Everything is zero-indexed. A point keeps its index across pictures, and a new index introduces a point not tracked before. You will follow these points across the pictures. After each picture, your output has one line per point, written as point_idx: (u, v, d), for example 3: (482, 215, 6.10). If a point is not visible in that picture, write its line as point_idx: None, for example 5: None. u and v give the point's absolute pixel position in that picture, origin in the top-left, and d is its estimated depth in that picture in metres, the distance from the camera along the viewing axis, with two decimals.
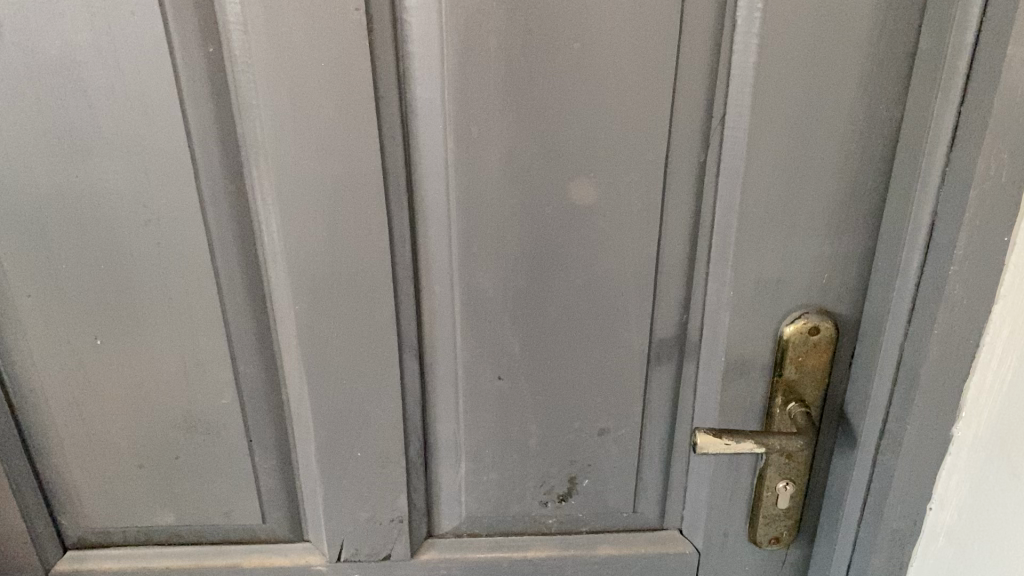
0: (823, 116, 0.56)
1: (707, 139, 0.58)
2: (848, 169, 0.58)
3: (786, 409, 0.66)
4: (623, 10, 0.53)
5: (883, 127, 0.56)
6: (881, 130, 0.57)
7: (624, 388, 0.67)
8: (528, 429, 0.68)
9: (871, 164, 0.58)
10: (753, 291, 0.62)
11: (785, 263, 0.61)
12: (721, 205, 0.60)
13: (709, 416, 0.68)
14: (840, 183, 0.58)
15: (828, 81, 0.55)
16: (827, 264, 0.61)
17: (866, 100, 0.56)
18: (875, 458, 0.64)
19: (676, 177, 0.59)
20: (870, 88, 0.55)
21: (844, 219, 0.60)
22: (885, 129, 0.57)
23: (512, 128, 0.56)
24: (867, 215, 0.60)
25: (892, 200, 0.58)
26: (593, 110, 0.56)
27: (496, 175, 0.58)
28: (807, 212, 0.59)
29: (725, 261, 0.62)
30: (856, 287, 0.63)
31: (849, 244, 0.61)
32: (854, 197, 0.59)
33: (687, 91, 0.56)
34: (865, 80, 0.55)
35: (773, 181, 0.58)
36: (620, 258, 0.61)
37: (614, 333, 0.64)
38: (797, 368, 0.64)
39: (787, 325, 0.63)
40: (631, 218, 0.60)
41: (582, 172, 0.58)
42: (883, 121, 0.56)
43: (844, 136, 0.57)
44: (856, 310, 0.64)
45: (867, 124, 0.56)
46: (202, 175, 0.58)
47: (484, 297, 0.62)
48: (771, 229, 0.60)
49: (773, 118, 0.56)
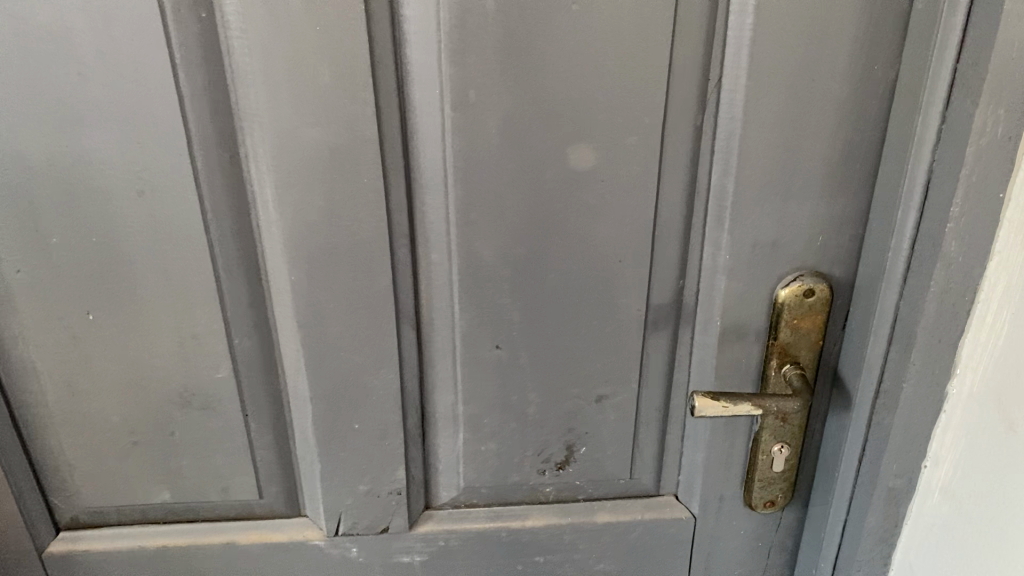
0: (818, 77, 0.56)
1: (704, 102, 0.58)
2: (843, 130, 0.58)
3: (782, 371, 0.67)
4: None
5: (877, 87, 0.57)
6: (875, 90, 0.57)
7: (622, 354, 0.67)
8: (527, 398, 0.68)
9: (865, 124, 0.58)
10: (748, 254, 0.63)
11: (781, 226, 0.62)
12: (718, 169, 0.60)
13: (705, 380, 0.69)
14: (835, 145, 0.59)
15: (823, 42, 0.55)
16: (822, 226, 0.62)
17: (861, 60, 0.56)
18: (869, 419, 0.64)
19: (673, 141, 0.59)
20: (865, 49, 0.56)
21: (840, 180, 0.60)
22: (879, 89, 0.57)
23: (511, 92, 0.56)
24: (862, 177, 0.60)
25: (887, 160, 0.59)
26: (591, 74, 0.56)
27: (495, 142, 0.57)
28: (803, 174, 0.60)
29: (722, 225, 0.62)
30: (851, 250, 0.63)
31: (844, 207, 0.61)
32: (849, 160, 0.59)
33: (685, 53, 0.56)
34: (860, 40, 0.55)
35: (770, 143, 0.58)
36: (619, 224, 0.61)
37: (611, 299, 0.65)
38: (793, 330, 0.65)
39: (783, 288, 0.64)
40: (630, 182, 0.60)
41: (580, 137, 0.58)
42: (877, 81, 0.57)
43: (840, 98, 0.57)
44: (850, 272, 0.64)
45: (863, 86, 0.57)
46: (195, 144, 0.57)
47: (482, 265, 0.62)
48: (767, 191, 0.60)
49: (770, 80, 0.56)
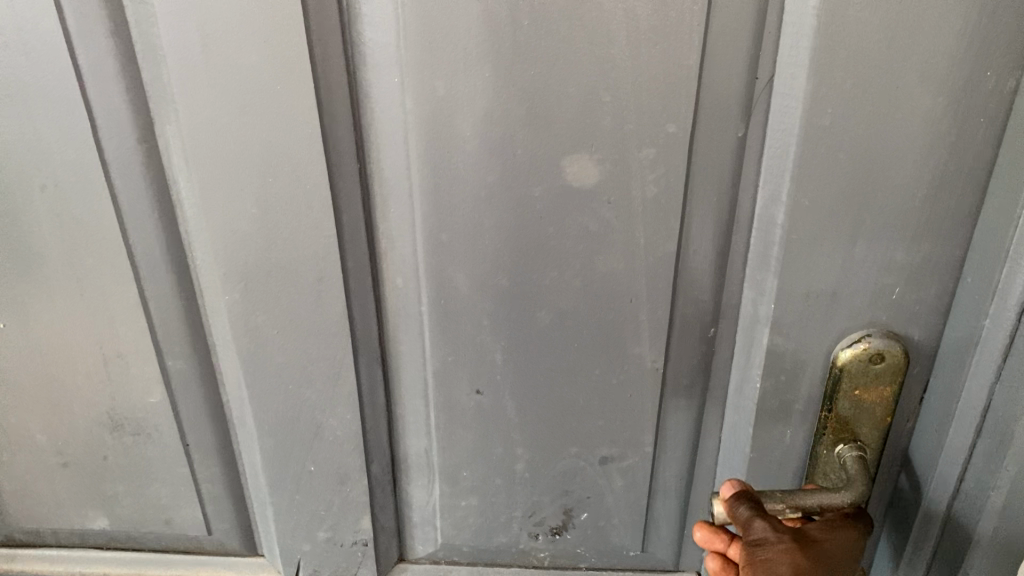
0: (907, 83, 0.41)
1: (749, 109, 0.44)
2: (936, 154, 0.43)
3: (837, 451, 0.52)
4: None
5: (988, 100, 0.42)
6: (985, 105, 0.42)
7: (632, 412, 0.54)
8: (515, 452, 0.56)
9: (967, 149, 0.43)
10: (799, 304, 0.49)
11: (843, 273, 0.47)
12: (763, 195, 0.46)
13: (739, 449, 0.55)
14: (924, 173, 0.44)
15: (916, 36, 0.40)
16: (900, 275, 0.47)
17: (968, 62, 0.41)
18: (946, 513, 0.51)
19: (703, 157, 0.46)
20: (975, 45, 0.40)
21: (927, 219, 0.45)
22: (991, 104, 0.42)
23: (490, 84, 0.43)
24: (960, 218, 0.45)
25: (997, 196, 0.44)
26: (595, 65, 0.42)
27: (470, 146, 0.45)
28: (879, 208, 0.45)
29: (767, 266, 0.48)
30: (939, 309, 0.48)
31: (931, 253, 0.46)
32: (943, 195, 0.44)
33: (723, 43, 0.42)
34: (969, 34, 0.40)
35: (833, 165, 0.44)
36: (630, 257, 0.48)
37: (620, 348, 0.51)
38: (854, 403, 0.50)
39: (844, 349, 0.50)
40: (644, 207, 0.46)
41: (581, 145, 0.45)
42: (989, 93, 0.41)
43: (935, 112, 0.42)
44: (933, 336, 0.49)
45: (968, 97, 0.42)
46: (102, 132, 0.46)
47: (458, 295, 0.50)
48: (828, 227, 0.46)
49: (838, 84, 0.42)
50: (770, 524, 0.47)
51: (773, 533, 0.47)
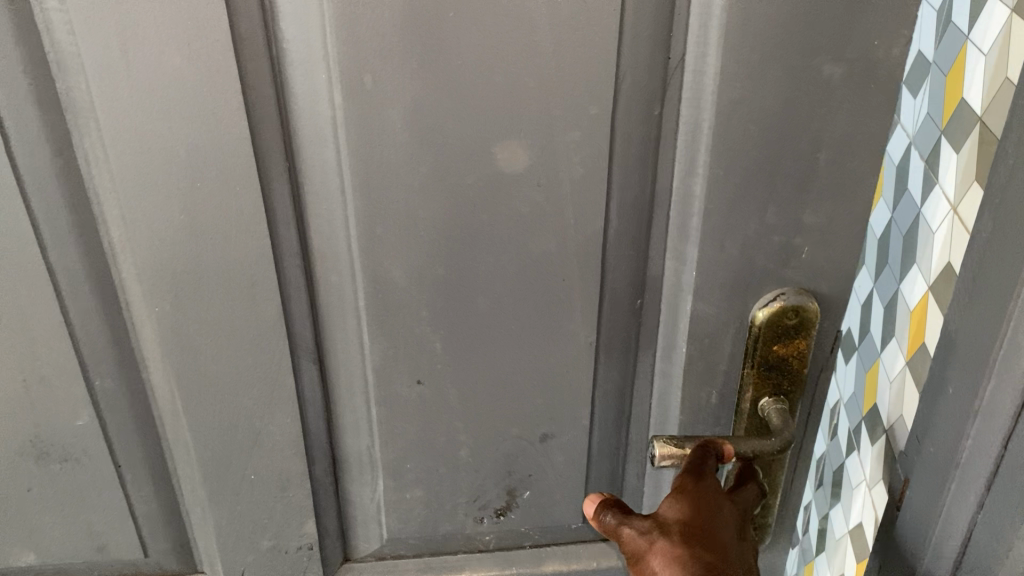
0: (804, 55, 0.45)
1: (664, 87, 0.47)
2: (832, 119, 0.47)
3: (759, 405, 0.56)
4: None
5: (876, 68, 0.46)
6: (873, 72, 0.46)
7: (568, 390, 0.56)
8: (457, 439, 0.57)
9: (858, 113, 0.47)
10: (719, 269, 0.52)
11: (757, 236, 0.51)
12: (681, 168, 0.49)
13: (669, 414, 0.58)
14: (822, 137, 0.48)
15: (811, 11, 0.44)
16: (806, 235, 0.51)
17: (856, 34, 0.45)
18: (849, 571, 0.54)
19: (624, 136, 0.48)
20: (862, 18, 0.44)
21: (828, 179, 0.49)
22: (878, 71, 0.46)
23: (416, 77, 0.44)
24: (860, 175, 0.49)
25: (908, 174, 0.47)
26: (520, 53, 0.44)
27: (400, 138, 0.46)
28: (784, 173, 0.49)
29: (687, 236, 0.51)
30: (844, 261, 0.53)
31: (831, 212, 0.51)
32: (840, 156, 0.49)
33: (638, 25, 0.45)
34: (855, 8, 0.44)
35: (743, 136, 0.47)
36: (561, 239, 0.50)
37: (555, 328, 0.53)
38: (773, 359, 0.55)
39: (760, 310, 0.53)
40: (571, 190, 0.48)
41: (509, 132, 0.46)
42: (876, 61, 0.46)
43: (830, 82, 0.46)
44: (837, 288, 0.54)
45: (859, 64, 0.46)
46: (14, 145, 0.44)
47: (394, 288, 0.51)
48: (741, 195, 0.49)
49: (744, 60, 0.45)
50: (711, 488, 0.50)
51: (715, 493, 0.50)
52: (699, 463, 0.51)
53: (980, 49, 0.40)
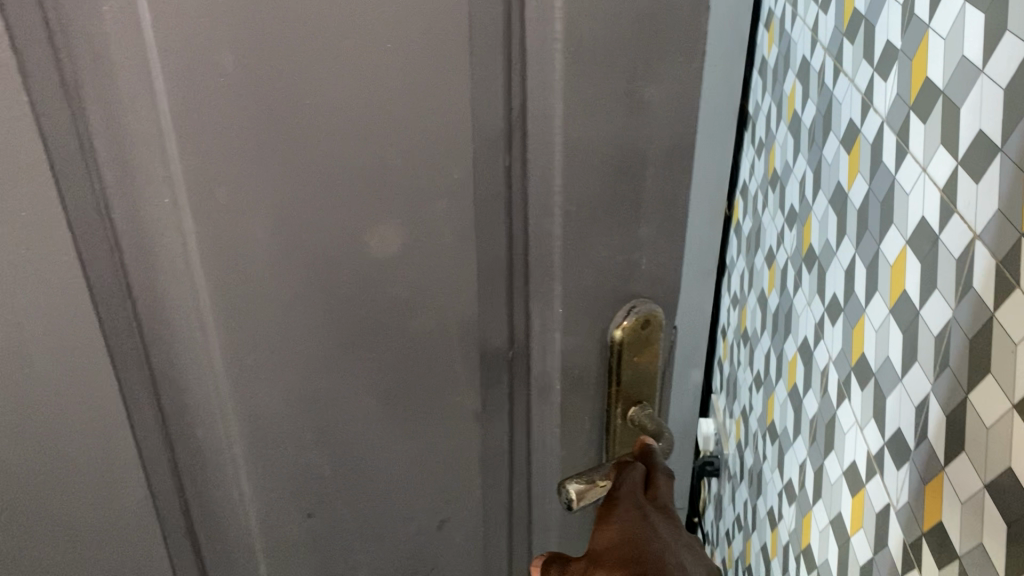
0: (637, 87, 0.46)
1: (510, 137, 0.46)
2: (664, 142, 0.49)
3: (628, 416, 0.57)
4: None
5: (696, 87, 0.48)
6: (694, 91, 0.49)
7: (462, 471, 0.53)
8: (354, 556, 0.52)
9: (685, 130, 0.50)
10: (580, 299, 0.52)
11: (610, 262, 0.52)
12: (535, 213, 0.48)
13: (553, 456, 0.57)
14: (656, 160, 0.50)
15: (640, 45, 0.45)
16: (650, 251, 0.53)
17: (678, 60, 0.47)
18: (874, 559, 0.57)
19: (481, 195, 0.46)
20: (681, 45, 0.46)
21: (665, 197, 0.52)
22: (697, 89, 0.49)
23: (274, 179, 0.39)
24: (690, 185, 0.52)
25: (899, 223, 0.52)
26: (381, 133, 0.40)
27: (262, 248, 0.40)
28: (628, 198, 0.50)
29: (549, 277, 0.51)
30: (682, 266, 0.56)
31: (669, 226, 0.53)
32: (673, 173, 0.51)
33: (484, 82, 0.43)
34: (677, 36, 0.46)
35: (589, 170, 0.48)
36: (441, 316, 0.47)
37: (444, 411, 0.50)
38: (634, 370, 0.56)
39: (617, 328, 0.54)
40: (445, 264, 0.45)
41: (380, 215, 0.42)
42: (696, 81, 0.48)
43: (659, 108, 0.48)
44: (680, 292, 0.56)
45: (680, 87, 0.48)
46: None
47: (273, 417, 0.45)
48: (591, 225, 0.50)
49: (583, 98, 0.45)
50: (634, 503, 0.51)
51: (638, 507, 0.51)
52: (611, 489, 0.53)
53: (942, 34, 0.46)
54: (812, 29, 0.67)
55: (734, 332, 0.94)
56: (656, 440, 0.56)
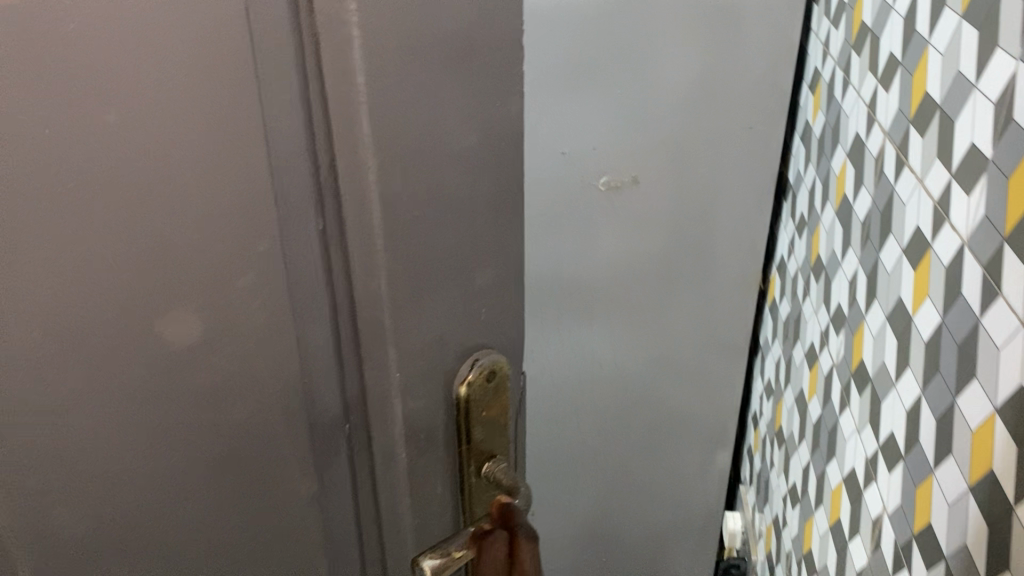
0: (446, 136, 0.44)
1: (320, 199, 0.41)
2: (479, 190, 0.47)
3: (483, 473, 0.54)
4: (169, 56, 0.34)
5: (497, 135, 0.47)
6: (497, 139, 0.47)
7: (302, 557, 0.48)
8: None
9: (494, 177, 0.48)
10: (416, 361, 0.49)
11: (444, 317, 0.49)
12: (361, 275, 0.44)
13: (403, 524, 0.53)
14: (474, 210, 0.48)
15: (442, 95, 0.43)
16: (480, 302, 0.51)
17: (479, 109, 0.45)
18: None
19: (295, 264, 0.42)
20: (479, 96, 0.45)
21: (486, 246, 0.49)
22: (499, 137, 0.48)
23: (31, 273, 0.33)
24: (507, 225, 0.51)
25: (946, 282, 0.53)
26: (161, 209, 0.36)
27: (25, 353, 0.34)
28: (455, 250, 0.48)
29: (385, 338, 0.47)
30: (510, 310, 0.54)
31: (494, 275, 0.51)
32: (490, 222, 0.49)
33: (283, 144, 0.39)
34: (472, 88, 0.45)
35: (412, 225, 0.45)
36: (262, 394, 0.43)
37: (276, 497, 0.45)
38: (484, 425, 0.53)
39: (461, 385, 0.51)
40: (257, 338, 0.41)
41: (172, 300, 0.37)
42: (497, 127, 0.47)
43: (468, 157, 0.46)
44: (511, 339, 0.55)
45: (485, 136, 0.46)
46: None
47: (72, 547, 0.38)
48: (421, 282, 0.46)
49: (396, 151, 0.42)
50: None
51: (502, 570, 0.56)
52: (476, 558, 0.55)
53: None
54: (867, 102, 0.69)
55: (778, 360, 0.97)
56: (513, 497, 0.55)
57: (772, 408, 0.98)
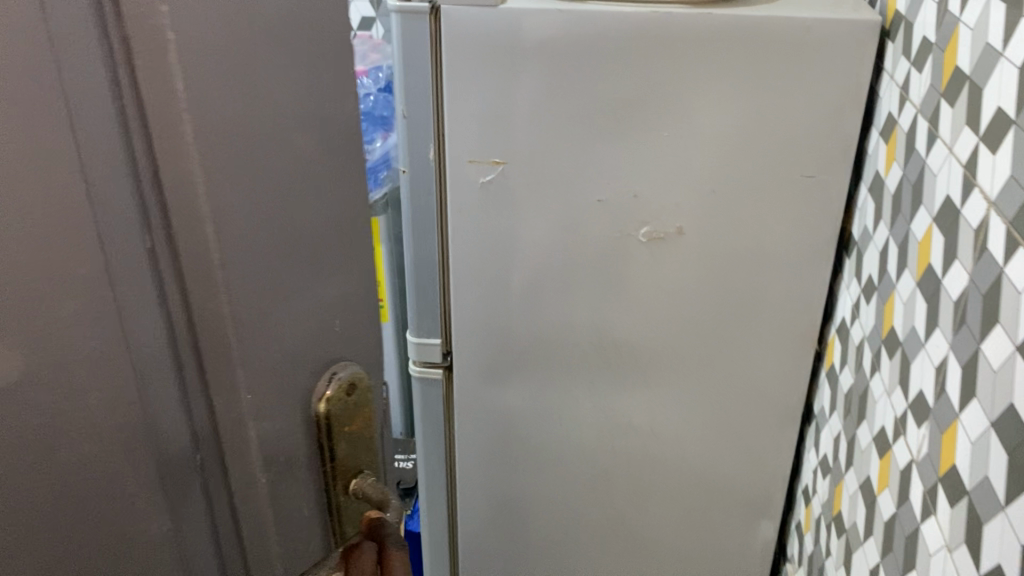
0: (279, 145, 0.43)
1: (146, 211, 0.38)
2: (320, 201, 0.46)
3: (351, 490, 0.53)
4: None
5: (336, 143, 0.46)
6: (336, 147, 0.46)
7: None
8: None
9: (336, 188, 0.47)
10: (269, 380, 0.46)
11: (294, 333, 0.47)
12: (197, 294, 0.41)
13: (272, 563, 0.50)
14: (316, 221, 0.46)
15: (272, 103, 0.41)
16: (329, 315, 0.49)
17: (313, 117, 0.44)
18: None
19: (126, 284, 0.38)
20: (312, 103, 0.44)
21: (332, 258, 0.48)
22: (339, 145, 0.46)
23: None
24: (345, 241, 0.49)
25: None
26: None
27: None
28: (298, 263, 0.46)
29: (232, 360, 0.44)
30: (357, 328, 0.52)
31: (343, 286, 0.49)
32: (334, 233, 0.48)
33: (97, 148, 0.35)
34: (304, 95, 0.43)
35: (250, 239, 0.43)
36: (92, 432, 0.38)
37: (120, 546, 0.40)
38: (348, 441, 0.52)
39: (320, 402, 0.50)
40: (84, 368, 0.37)
41: None
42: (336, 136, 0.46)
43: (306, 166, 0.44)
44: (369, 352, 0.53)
45: (321, 144, 0.45)
46: None
47: None
48: (265, 298, 0.44)
49: (227, 162, 0.40)
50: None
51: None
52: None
53: None
54: None
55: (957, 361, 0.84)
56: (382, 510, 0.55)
57: (946, 429, 0.85)
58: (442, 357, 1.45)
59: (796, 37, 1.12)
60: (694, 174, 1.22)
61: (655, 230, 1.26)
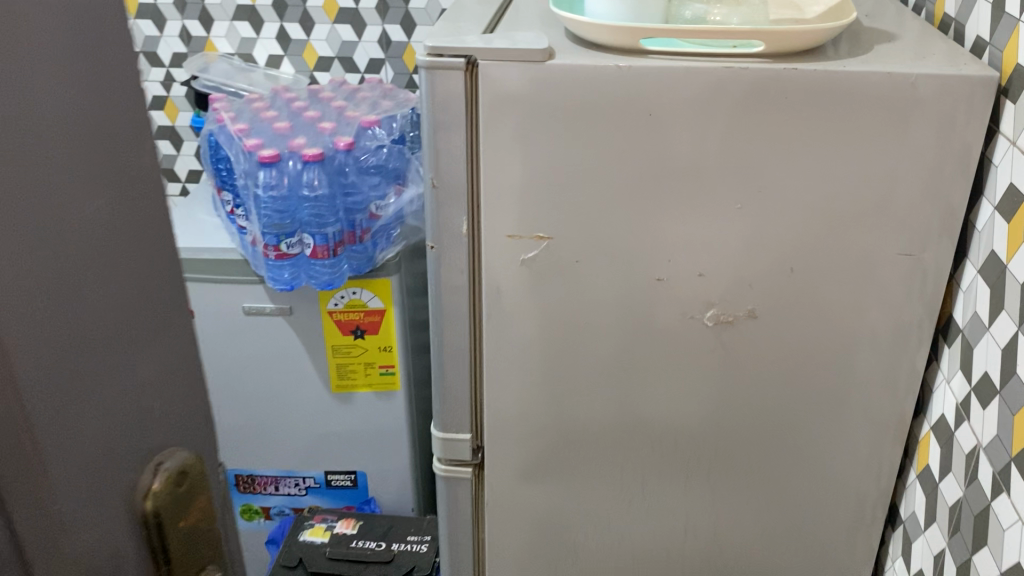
0: (61, 193, 0.34)
1: None
2: (119, 256, 0.37)
3: None
4: None
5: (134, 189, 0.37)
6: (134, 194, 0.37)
7: None
8: None
9: (139, 240, 0.38)
10: (82, 486, 0.36)
11: (106, 421, 0.37)
12: None
13: None
14: (118, 282, 0.37)
15: (45, 143, 0.32)
16: (150, 391, 0.40)
17: (100, 158, 0.35)
18: None
19: None
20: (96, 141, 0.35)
21: (145, 323, 0.39)
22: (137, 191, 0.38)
23: None
24: (163, 303, 0.40)
25: None
26: None
27: None
28: (102, 336, 0.36)
29: (34, 470, 0.34)
30: (190, 406, 0.43)
31: (163, 355, 0.40)
32: (144, 295, 0.39)
33: None
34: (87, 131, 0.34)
35: (39, 313, 0.33)
36: None
37: None
38: (180, 543, 0.41)
39: (146, 500, 0.40)
40: None
41: None
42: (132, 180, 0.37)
43: (97, 216, 0.36)
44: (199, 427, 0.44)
45: (116, 189, 0.36)
46: None
47: None
48: (66, 384, 0.35)
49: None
50: None
51: None
52: None
53: None
54: None
55: None
56: None
57: None
58: (473, 454, 1.18)
59: (893, 96, 0.92)
60: (762, 249, 1.01)
61: (723, 313, 1.04)
